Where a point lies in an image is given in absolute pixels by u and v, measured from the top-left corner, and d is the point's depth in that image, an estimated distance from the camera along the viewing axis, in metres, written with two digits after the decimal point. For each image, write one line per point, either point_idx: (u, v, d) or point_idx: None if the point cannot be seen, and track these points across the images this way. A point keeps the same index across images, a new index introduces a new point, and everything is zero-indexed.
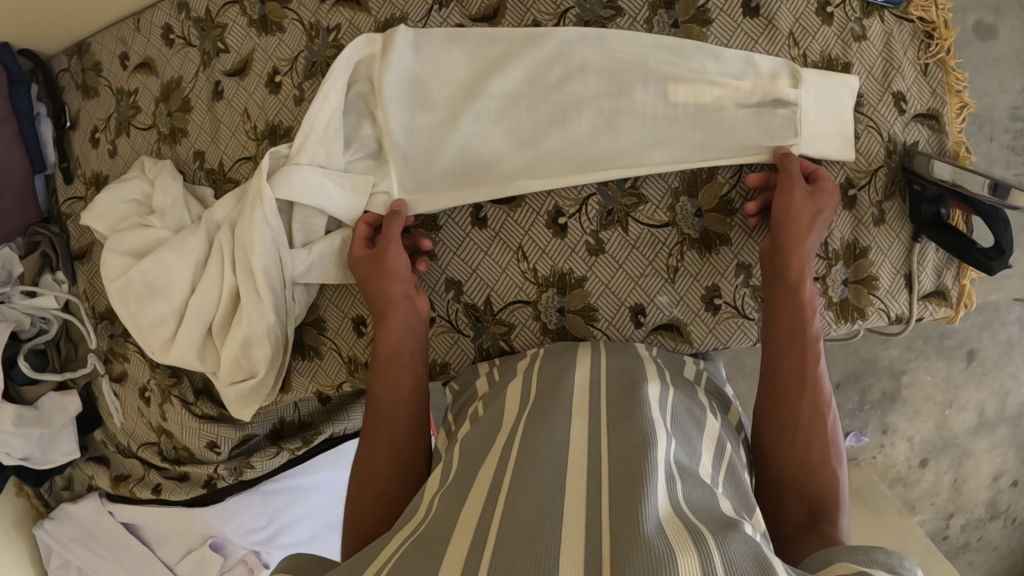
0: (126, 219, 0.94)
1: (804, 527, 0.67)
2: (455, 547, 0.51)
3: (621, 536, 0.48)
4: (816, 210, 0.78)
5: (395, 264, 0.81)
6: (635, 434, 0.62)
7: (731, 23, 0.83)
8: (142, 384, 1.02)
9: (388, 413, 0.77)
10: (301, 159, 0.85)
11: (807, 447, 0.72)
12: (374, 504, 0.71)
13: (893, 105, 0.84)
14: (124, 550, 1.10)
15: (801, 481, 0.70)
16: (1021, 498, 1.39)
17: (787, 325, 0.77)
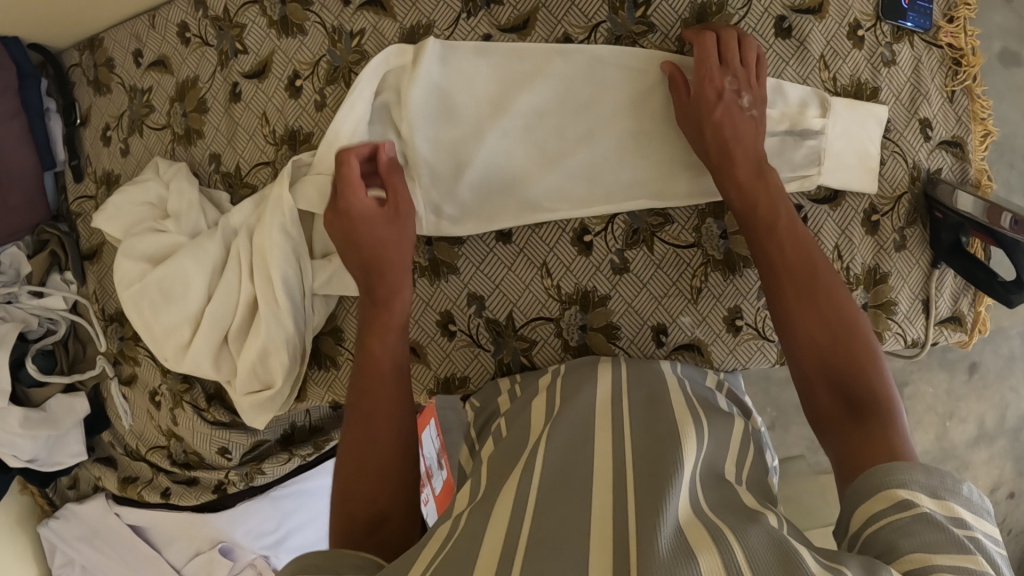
0: (140, 222, 0.92)
1: (848, 422, 0.63)
2: (484, 551, 0.51)
3: (646, 540, 0.48)
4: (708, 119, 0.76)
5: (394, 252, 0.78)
6: (663, 447, 0.63)
7: (763, 44, 0.83)
8: (152, 388, 1.00)
9: (378, 391, 0.73)
10: (323, 169, 0.84)
11: (821, 337, 0.68)
12: (369, 491, 0.67)
13: (918, 132, 0.85)
14: (130, 551, 1.10)
15: (826, 374, 0.67)
16: (1017, 510, 1.41)
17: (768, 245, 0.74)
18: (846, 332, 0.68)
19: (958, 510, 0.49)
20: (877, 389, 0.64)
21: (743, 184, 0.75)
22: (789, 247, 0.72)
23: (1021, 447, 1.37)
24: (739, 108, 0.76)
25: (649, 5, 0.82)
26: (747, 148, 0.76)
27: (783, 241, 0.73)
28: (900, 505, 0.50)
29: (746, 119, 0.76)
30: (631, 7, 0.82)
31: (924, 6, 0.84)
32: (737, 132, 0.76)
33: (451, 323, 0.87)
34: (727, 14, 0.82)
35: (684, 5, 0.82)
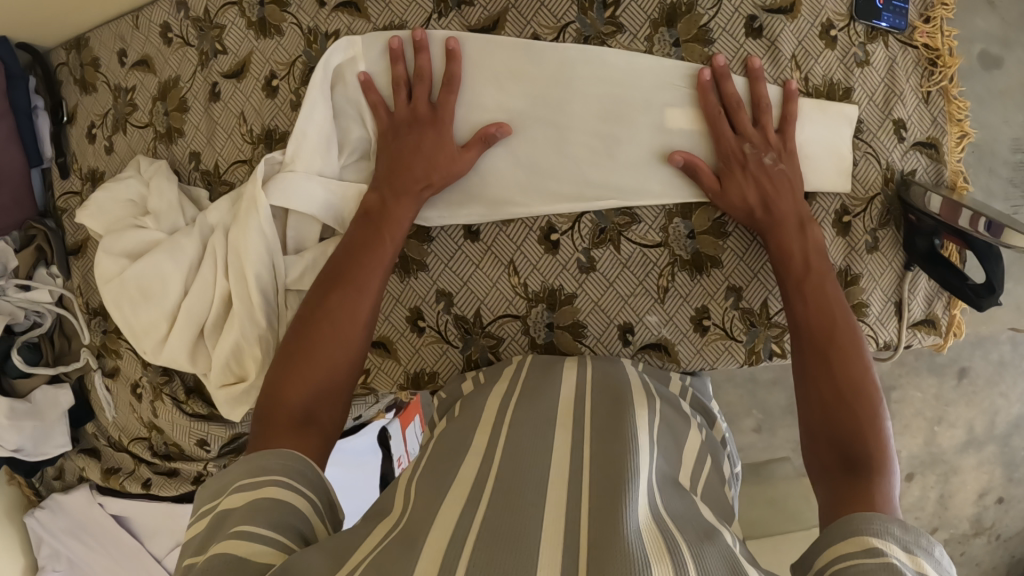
0: (121, 220, 0.94)
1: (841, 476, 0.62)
2: (430, 538, 0.51)
3: (604, 547, 0.48)
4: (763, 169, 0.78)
5: (447, 117, 0.80)
6: (617, 447, 0.62)
7: (733, 44, 0.83)
8: (134, 380, 1.03)
9: (325, 312, 0.73)
10: (296, 166, 0.85)
11: (830, 393, 0.68)
12: (305, 398, 0.67)
13: (892, 133, 0.84)
14: (114, 543, 1.11)
15: (828, 433, 0.66)
16: (1006, 516, 1.38)
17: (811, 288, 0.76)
18: (858, 394, 0.67)
19: (927, 566, 0.48)
20: (874, 445, 0.63)
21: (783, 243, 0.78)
22: (814, 302, 0.75)
23: (1011, 453, 1.35)
24: (765, 170, 0.78)
25: (618, 7, 0.83)
26: (786, 206, 0.78)
27: (808, 299, 0.75)
28: (870, 551, 0.49)
29: (777, 179, 0.78)
30: (600, 8, 0.83)
31: (900, 6, 0.83)
32: (770, 192, 0.78)
33: (420, 319, 0.88)
34: (696, 14, 0.83)
35: (653, 6, 0.83)
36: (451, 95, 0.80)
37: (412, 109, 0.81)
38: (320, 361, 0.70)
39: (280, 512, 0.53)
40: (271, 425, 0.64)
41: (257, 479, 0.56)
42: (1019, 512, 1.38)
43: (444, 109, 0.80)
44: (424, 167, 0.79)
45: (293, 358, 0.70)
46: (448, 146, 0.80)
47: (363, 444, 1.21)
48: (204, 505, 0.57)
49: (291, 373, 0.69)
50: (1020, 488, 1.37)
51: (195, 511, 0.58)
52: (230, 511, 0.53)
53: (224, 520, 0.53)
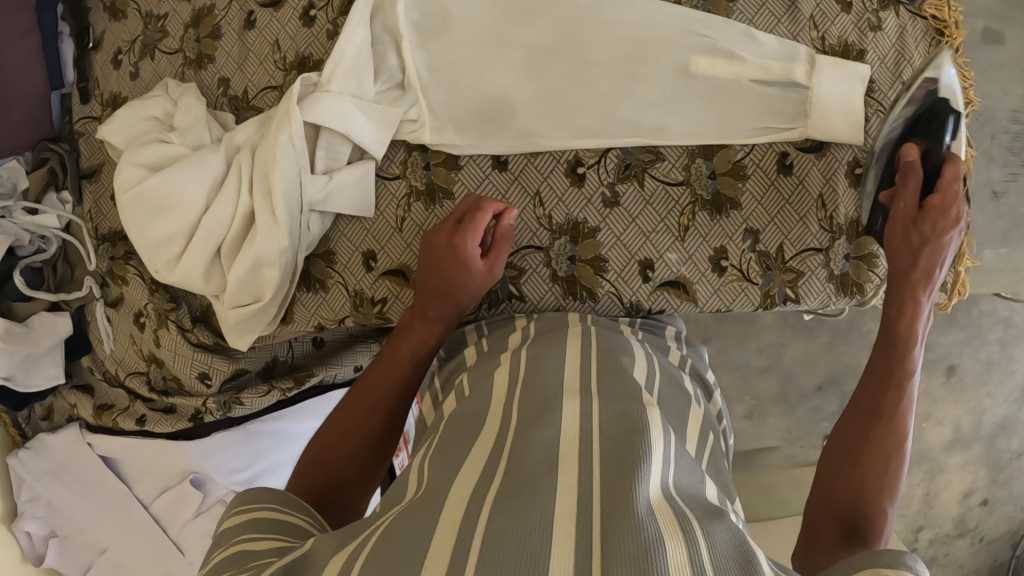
0: (144, 135, 0.94)
1: (833, 536, 0.72)
2: (449, 506, 0.52)
3: (615, 513, 0.49)
4: (918, 237, 0.81)
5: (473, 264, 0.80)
6: (627, 416, 0.63)
7: (756, 2, 0.87)
8: (138, 308, 1.01)
9: (369, 390, 0.79)
10: (330, 87, 0.86)
11: (862, 449, 0.76)
12: (332, 479, 0.74)
13: (902, 94, 0.88)
14: (97, 484, 1.07)
15: (837, 493, 0.74)
16: (989, 518, 1.33)
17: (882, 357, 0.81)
18: (881, 461, 0.75)
19: None
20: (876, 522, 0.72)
21: (896, 251, 0.82)
22: (910, 324, 0.80)
23: (997, 454, 1.30)
24: (904, 229, 0.82)
25: None
26: (898, 253, 0.82)
27: (906, 308, 0.81)
28: None
29: (909, 237, 0.81)
30: None
31: None
32: (897, 248, 0.82)
33: None
34: None
35: None
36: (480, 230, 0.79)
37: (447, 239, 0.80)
38: (350, 443, 0.76)
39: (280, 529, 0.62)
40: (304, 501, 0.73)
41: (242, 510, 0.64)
42: (1003, 515, 1.33)
43: (473, 241, 0.79)
44: (455, 280, 0.80)
45: (339, 420, 0.78)
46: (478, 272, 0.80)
47: None
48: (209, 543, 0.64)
49: (327, 452, 0.76)
50: (1005, 490, 1.32)
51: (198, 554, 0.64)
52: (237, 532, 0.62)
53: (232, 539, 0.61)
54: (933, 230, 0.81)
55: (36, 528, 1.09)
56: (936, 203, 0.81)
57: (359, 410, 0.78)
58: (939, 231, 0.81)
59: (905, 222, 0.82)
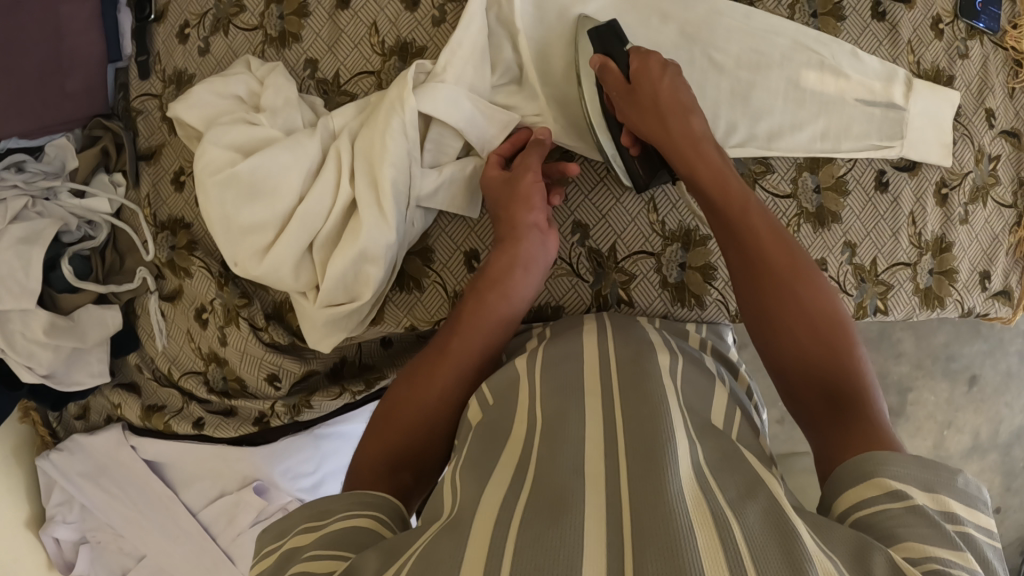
0: (226, 115, 0.86)
1: (826, 416, 0.65)
2: (478, 520, 0.51)
3: (652, 514, 0.48)
4: (672, 85, 0.80)
5: (527, 191, 0.80)
6: (652, 411, 0.61)
7: (861, 24, 0.91)
8: (200, 303, 0.93)
9: (431, 369, 0.73)
10: (445, 77, 0.83)
11: (783, 289, 0.71)
12: (410, 429, 0.70)
13: (984, 119, 0.94)
14: (137, 488, 1.01)
15: (812, 368, 0.67)
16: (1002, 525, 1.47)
17: (764, 233, 0.74)
18: (835, 324, 0.69)
19: (949, 504, 0.53)
20: (859, 384, 0.65)
21: (647, 122, 0.79)
22: (716, 185, 0.76)
23: (1012, 463, 1.46)
24: (672, 94, 0.79)
25: None
26: (682, 119, 0.79)
27: (700, 162, 0.77)
28: (894, 495, 0.53)
29: (674, 104, 0.79)
30: None
31: (996, 11, 0.94)
32: (669, 109, 0.79)
33: None
34: None
35: None
36: (533, 161, 0.81)
37: (501, 178, 0.82)
38: (423, 395, 0.72)
39: (347, 542, 0.54)
40: (382, 452, 0.69)
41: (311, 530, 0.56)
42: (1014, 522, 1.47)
43: (523, 167, 0.81)
44: (512, 214, 0.80)
45: (396, 403, 0.72)
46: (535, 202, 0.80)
47: None
48: (269, 544, 0.58)
49: (399, 403, 0.72)
50: (1017, 499, 1.47)
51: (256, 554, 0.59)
52: (298, 545, 0.55)
53: (291, 555, 0.54)
54: (669, 97, 0.79)
55: (66, 533, 1.04)
56: (643, 74, 0.79)
57: (419, 385, 0.72)
58: (655, 82, 0.79)
59: (654, 78, 0.80)
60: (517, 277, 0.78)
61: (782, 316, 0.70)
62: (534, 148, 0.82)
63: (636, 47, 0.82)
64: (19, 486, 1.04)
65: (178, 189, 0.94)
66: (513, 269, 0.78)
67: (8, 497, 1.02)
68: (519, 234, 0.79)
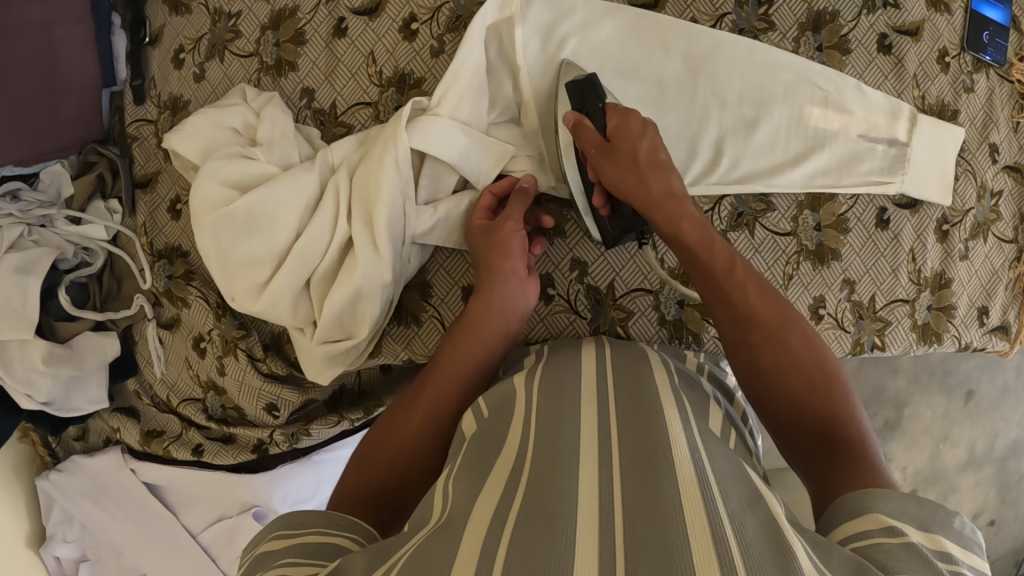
0: (222, 147, 0.85)
1: (819, 461, 0.62)
2: (471, 522, 0.51)
3: (647, 529, 0.48)
4: (652, 139, 0.79)
5: (508, 237, 0.80)
6: (647, 430, 0.62)
7: (867, 57, 0.89)
8: (198, 332, 0.93)
9: (406, 416, 0.72)
10: (443, 112, 0.82)
11: (770, 345, 0.69)
12: (387, 464, 0.69)
13: (988, 155, 0.93)
14: (137, 509, 1.01)
15: (807, 431, 0.65)
16: (995, 538, 1.45)
17: (749, 285, 0.72)
18: (827, 382, 0.67)
19: (944, 545, 0.49)
20: (852, 431, 0.63)
21: (622, 179, 0.77)
22: (700, 240, 0.75)
23: (1006, 476, 1.42)
24: (654, 150, 0.78)
25: (771, 5, 0.88)
26: (662, 175, 0.78)
27: (682, 221, 0.76)
28: (890, 529, 0.50)
29: (655, 160, 0.78)
30: (754, 4, 0.88)
31: (1002, 43, 0.93)
32: (649, 163, 0.78)
33: (549, 287, 0.87)
34: (838, 24, 0.89)
35: (802, 10, 0.88)
36: (516, 207, 0.81)
37: (483, 224, 0.82)
38: (403, 433, 0.71)
39: (322, 552, 0.54)
40: (360, 486, 0.67)
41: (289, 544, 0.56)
42: (1009, 535, 1.45)
43: (506, 212, 0.81)
44: (495, 254, 0.80)
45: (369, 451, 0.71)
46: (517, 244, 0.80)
47: None
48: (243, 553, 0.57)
49: (378, 440, 0.71)
50: (1011, 510, 1.44)
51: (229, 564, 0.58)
52: (272, 549, 0.54)
53: (265, 559, 0.54)
54: (648, 155, 0.78)
55: (66, 551, 1.05)
56: (622, 131, 0.79)
57: (392, 432, 0.71)
58: (633, 135, 0.78)
59: (635, 131, 0.79)
60: (498, 319, 0.78)
61: (773, 374, 0.68)
62: (519, 196, 0.82)
63: (614, 105, 0.81)
64: (19, 506, 1.05)
65: (175, 218, 0.94)
66: (490, 313, 0.77)
67: (9, 518, 1.03)
68: (500, 276, 0.79)
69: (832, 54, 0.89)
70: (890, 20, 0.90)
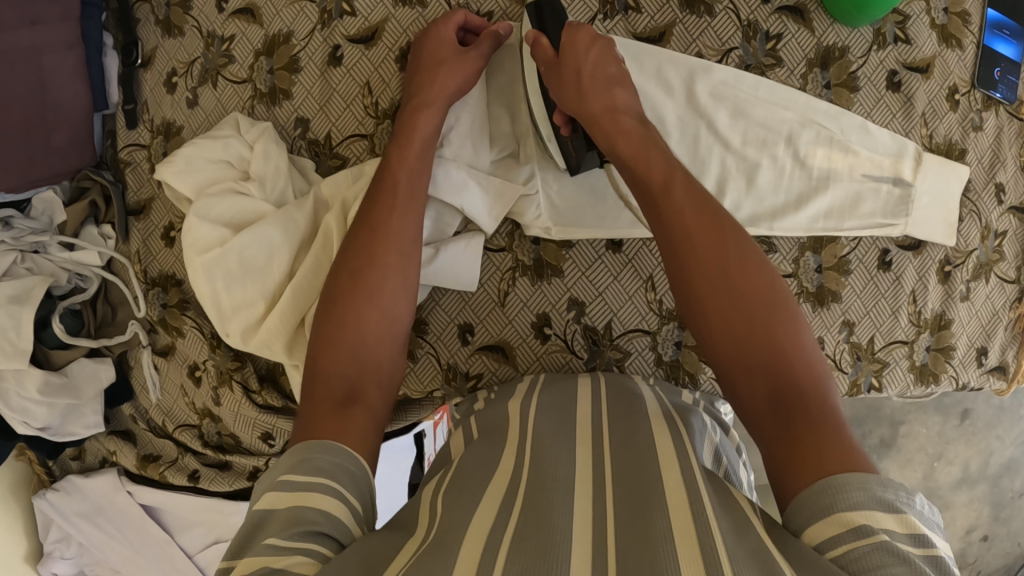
0: (215, 182, 0.86)
1: (769, 414, 0.57)
2: (466, 541, 0.50)
3: (636, 557, 0.48)
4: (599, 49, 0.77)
5: (469, 65, 0.79)
6: (642, 472, 0.61)
7: (875, 95, 0.87)
8: (193, 362, 0.93)
9: (337, 336, 0.68)
10: (445, 153, 0.82)
11: (715, 274, 0.63)
12: (341, 368, 0.66)
13: (993, 195, 0.92)
14: (135, 533, 1.04)
15: (747, 361, 0.60)
16: (987, 553, 1.39)
17: (691, 212, 0.66)
18: (773, 304, 0.62)
19: (915, 528, 0.47)
20: (804, 376, 0.58)
21: (566, 95, 0.75)
22: (635, 159, 0.71)
23: (1000, 494, 1.35)
24: (602, 65, 0.76)
25: (779, 40, 0.86)
26: (602, 92, 0.74)
27: (619, 137, 0.73)
28: (859, 530, 0.47)
29: (598, 76, 0.75)
30: (762, 39, 0.85)
31: (1013, 80, 0.91)
32: (600, 74, 0.75)
33: (546, 326, 0.86)
34: (848, 60, 0.87)
35: (811, 46, 0.86)
36: (484, 51, 0.80)
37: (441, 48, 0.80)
38: (344, 342, 0.68)
39: (322, 527, 0.52)
40: (317, 414, 0.62)
41: (295, 487, 0.54)
42: (1001, 550, 1.39)
43: (473, 48, 0.80)
44: (445, 76, 0.79)
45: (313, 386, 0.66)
46: (466, 77, 0.79)
47: (404, 441, 1.12)
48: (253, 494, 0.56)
49: (322, 346, 0.68)
50: (1004, 527, 1.37)
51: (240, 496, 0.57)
52: (274, 510, 0.53)
53: (264, 524, 0.52)
54: (594, 69, 0.75)
55: (64, 567, 1.08)
56: (571, 47, 0.76)
57: (335, 361, 0.67)
58: (584, 52, 0.76)
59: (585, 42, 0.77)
60: (434, 142, 0.79)
61: (716, 296, 0.63)
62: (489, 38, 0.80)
63: (571, 22, 0.79)
64: (15, 524, 1.05)
65: (169, 246, 0.93)
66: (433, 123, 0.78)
67: (6, 536, 1.04)
68: (442, 97, 0.79)
69: (840, 91, 0.87)
70: (900, 56, 0.88)
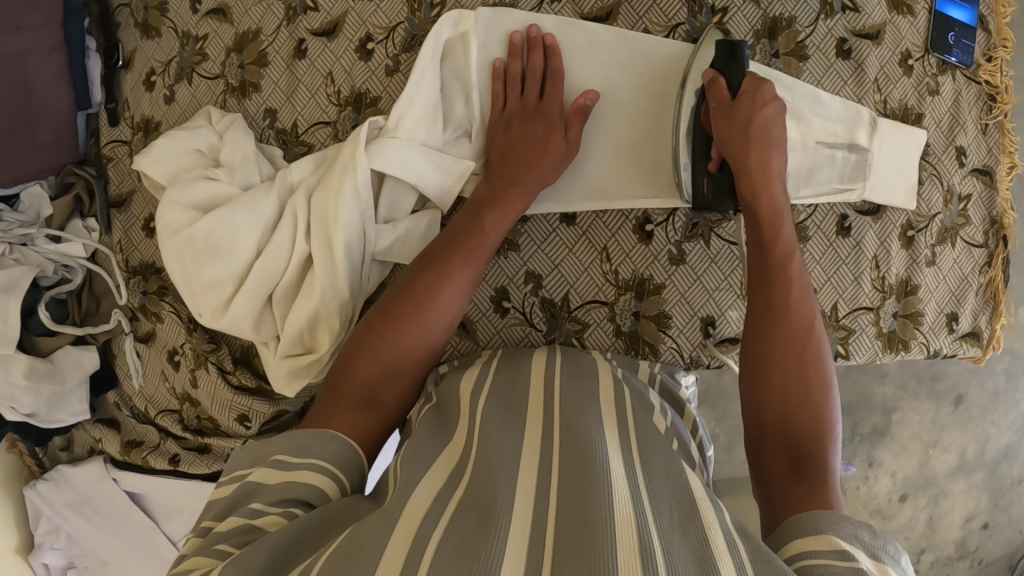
0: (188, 170, 0.89)
1: (783, 471, 0.62)
2: (410, 505, 0.50)
3: (575, 521, 0.46)
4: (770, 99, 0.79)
5: (556, 150, 0.83)
6: (583, 425, 0.60)
7: (825, 63, 0.88)
8: (171, 347, 0.97)
9: (378, 342, 0.71)
10: (398, 134, 0.85)
11: (786, 343, 0.69)
12: (371, 375, 0.70)
13: (954, 158, 0.91)
14: (121, 521, 1.07)
15: (785, 432, 0.64)
16: (988, 541, 1.34)
17: (791, 284, 0.73)
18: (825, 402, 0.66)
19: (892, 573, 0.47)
20: (823, 456, 0.62)
21: (725, 141, 0.79)
22: (764, 222, 0.76)
23: (998, 480, 1.31)
24: (777, 118, 0.79)
25: (725, 13, 0.87)
26: (755, 153, 0.77)
27: (762, 197, 0.77)
28: (840, 553, 0.47)
29: (764, 109, 0.78)
30: (708, 13, 0.88)
31: (969, 44, 0.91)
32: (766, 133, 0.78)
33: (505, 299, 0.88)
34: (795, 29, 0.88)
35: (757, 18, 0.88)
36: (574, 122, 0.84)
37: (523, 102, 0.85)
38: (387, 355, 0.71)
39: (306, 499, 0.54)
40: (337, 403, 0.67)
41: (289, 461, 0.56)
42: (1002, 539, 1.34)
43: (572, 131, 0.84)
44: (538, 157, 0.83)
45: (341, 372, 0.70)
46: (557, 159, 0.83)
47: None
48: (240, 470, 0.57)
49: (367, 348, 0.71)
50: (1004, 515, 1.33)
51: (225, 473, 0.58)
52: (262, 484, 0.54)
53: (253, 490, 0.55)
54: (760, 126, 0.78)
55: (54, 559, 1.10)
56: (749, 96, 0.79)
57: (368, 364, 0.70)
58: (759, 102, 0.78)
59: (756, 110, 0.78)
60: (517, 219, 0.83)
61: (781, 360, 0.68)
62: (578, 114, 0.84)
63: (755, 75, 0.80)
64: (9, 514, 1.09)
65: (148, 236, 0.97)
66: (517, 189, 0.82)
67: None
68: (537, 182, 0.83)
69: (788, 60, 0.88)
70: (849, 24, 0.89)
